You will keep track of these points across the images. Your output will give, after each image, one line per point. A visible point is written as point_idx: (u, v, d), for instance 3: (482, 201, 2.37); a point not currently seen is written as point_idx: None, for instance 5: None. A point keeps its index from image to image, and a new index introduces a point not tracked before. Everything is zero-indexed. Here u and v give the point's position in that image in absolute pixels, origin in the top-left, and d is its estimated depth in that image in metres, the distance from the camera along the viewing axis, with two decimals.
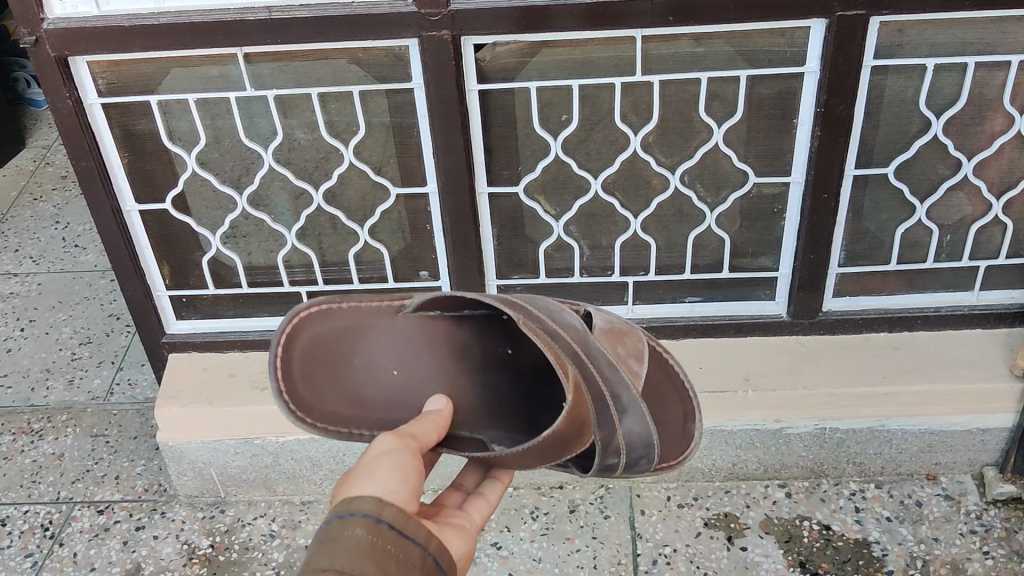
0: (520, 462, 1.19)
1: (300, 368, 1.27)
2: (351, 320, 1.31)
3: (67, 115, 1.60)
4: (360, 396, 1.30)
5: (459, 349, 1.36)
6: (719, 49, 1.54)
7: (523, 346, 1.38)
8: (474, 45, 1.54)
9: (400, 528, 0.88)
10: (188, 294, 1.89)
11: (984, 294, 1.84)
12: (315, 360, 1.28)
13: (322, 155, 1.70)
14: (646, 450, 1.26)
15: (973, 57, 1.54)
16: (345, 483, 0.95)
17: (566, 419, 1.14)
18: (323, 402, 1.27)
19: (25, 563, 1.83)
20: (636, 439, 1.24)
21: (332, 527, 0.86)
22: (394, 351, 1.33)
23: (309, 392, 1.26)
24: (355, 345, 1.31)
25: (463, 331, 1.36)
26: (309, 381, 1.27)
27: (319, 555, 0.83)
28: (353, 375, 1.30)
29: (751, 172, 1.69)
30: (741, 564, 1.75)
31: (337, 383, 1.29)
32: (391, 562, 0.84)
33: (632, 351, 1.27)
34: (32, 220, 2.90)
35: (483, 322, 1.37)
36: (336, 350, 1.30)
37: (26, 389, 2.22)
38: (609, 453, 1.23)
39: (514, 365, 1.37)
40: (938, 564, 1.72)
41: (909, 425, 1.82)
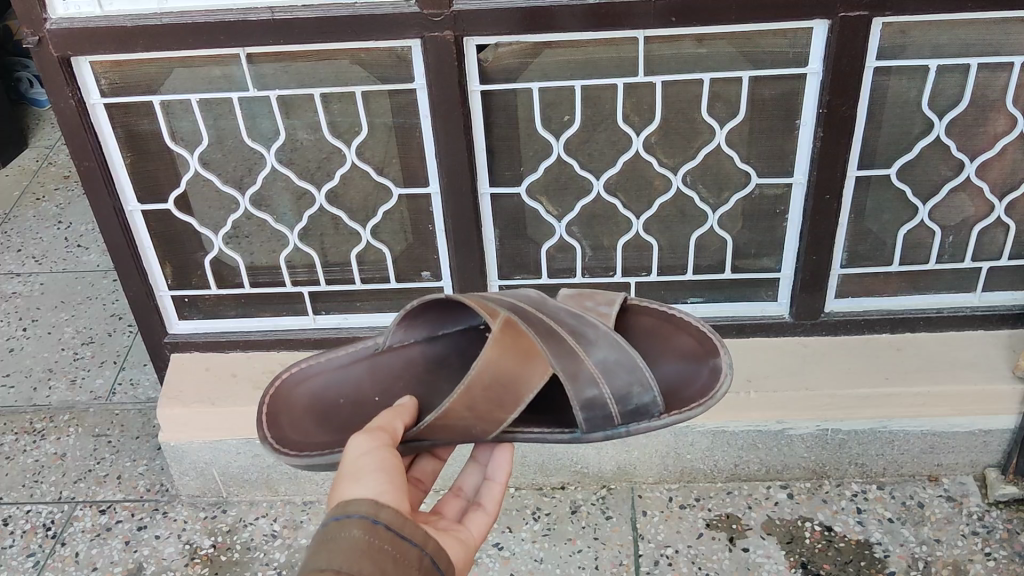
0: (482, 420, 1.16)
1: (288, 417, 1.28)
2: (334, 368, 1.35)
3: (68, 115, 1.60)
4: (347, 425, 1.26)
5: (441, 361, 1.34)
6: (721, 50, 1.54)
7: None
8: (477, 45, 1.53)
9: (397, 529, 0.87)
10: (190, 294, 1.89)
11: (986, 295, 1.84)
12: (303, 407, 1.30)
13: (324, 155, 1.70)
14: (631, 376, 1.14)
15: (975, 59, 1.54)
16: (341, 486, 0.95)
17: (491, 345, 1.17)
18: (309, 436, 1.24)
19: (26, 563, 1.83)
20: (612, 366, 1.14)
21: (330, 529, 0.86)
22: (378, 382, 1.32)
23: (296, 432, 1.25)
24: (338, 387, 1.32)
25: (442, 345, 1.36)
26: (296, 425, 1.27)
27: (318, 557, 0.83)
28: (341, 411, 1.29)
29: (753, 173, 1.69)
30: (743, 565, 1.74)
31: (325, 422, 1.27)
32: (389, 562, 0.85)
33: (603, 300, 1.24)
34: (35, 220, 2.90)
35: (463, 335, 1.37)
36: (323, 395, 1.31)
37: (28, 389, 2.22)
38: (583, 384, 1.13)
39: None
40: (940, 565, 1.72)
41: (911, 426, 1.82)
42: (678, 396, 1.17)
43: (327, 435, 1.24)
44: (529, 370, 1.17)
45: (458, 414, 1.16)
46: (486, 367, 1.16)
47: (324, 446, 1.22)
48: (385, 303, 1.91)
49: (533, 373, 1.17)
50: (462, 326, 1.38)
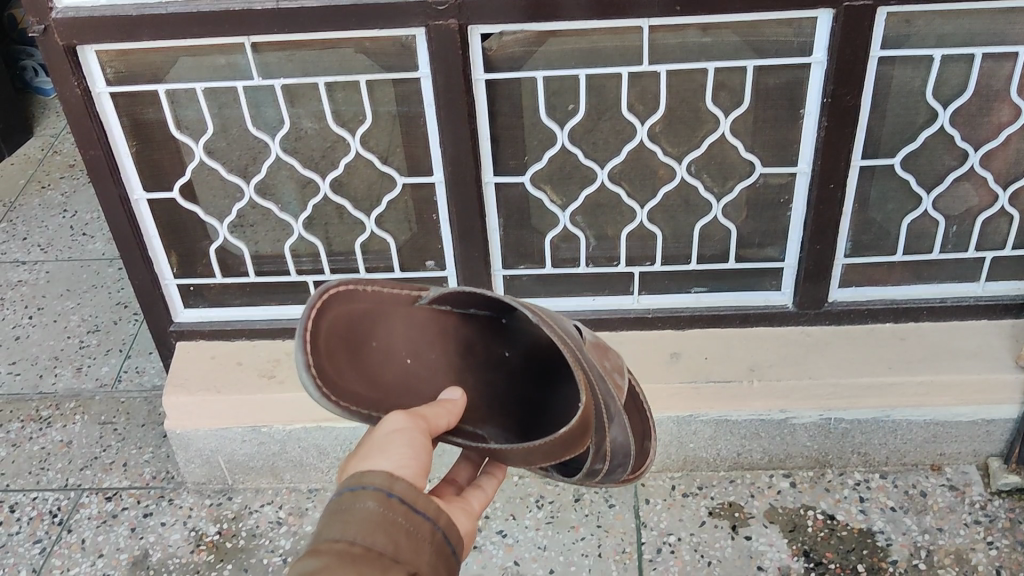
0: (525, 461, 1.18)
1: (326, 341, 1.12)
2: (373, 301, 1.21)
3: (74, 103, 1.60)
4: (376, 378, 1.18)
5: (466, 346, 1.32)
6: (725, 39, 1.54)
7: (519, 350, 1.37)
8: (480, 34, 1.53)
9: (411, 503, 0.88)
10: (195, 283, 1.90)
11: (989, 285, 1.84)
12: (338, 335, 1.14)
13: (329, 144, 1.71)
14: (623, 459, 1.28)
15: (981, 48, 1.54)
16: (357, 459, 0.96)
17: (579, 417, 1.13)
18: (346, 381, 1.13)
19: (33, 550, 1.85)
20: (619, 446, 1.26)
21: (344, 499, 0.86)
22: (408, 339, 1.25)
23: (335, 371, 1.12)
24: (371, 328, 1.21)
25: (469, 328, 1.33)
26: (334, 361, 1.13)
27: (332, 527, 0.84)
28: (371, 356, 1.19)
29: (757, 162, 1.69)
30: (745, 553, 1.75)
31: (356, 362, 1.16)
32: (403, 536, 0.85)
33: (614, 366, 1.31)
34: (40, 209, 2.91)
35: (486, 321, 1.35)
36: (358, 328, 1.18)
37: (34, 376, 2.24)
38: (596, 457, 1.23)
39: (509, 366, 1.35)
40: (942, 554, 1.72)
41: (914, 415, 1.83)
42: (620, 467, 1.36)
43: (359, 382, 1.15)
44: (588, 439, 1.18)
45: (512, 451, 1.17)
46: (563, 437, 1.14)
47: (358, 402, 1.13)
48: None
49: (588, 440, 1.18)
50: (489, 313, 1.35)
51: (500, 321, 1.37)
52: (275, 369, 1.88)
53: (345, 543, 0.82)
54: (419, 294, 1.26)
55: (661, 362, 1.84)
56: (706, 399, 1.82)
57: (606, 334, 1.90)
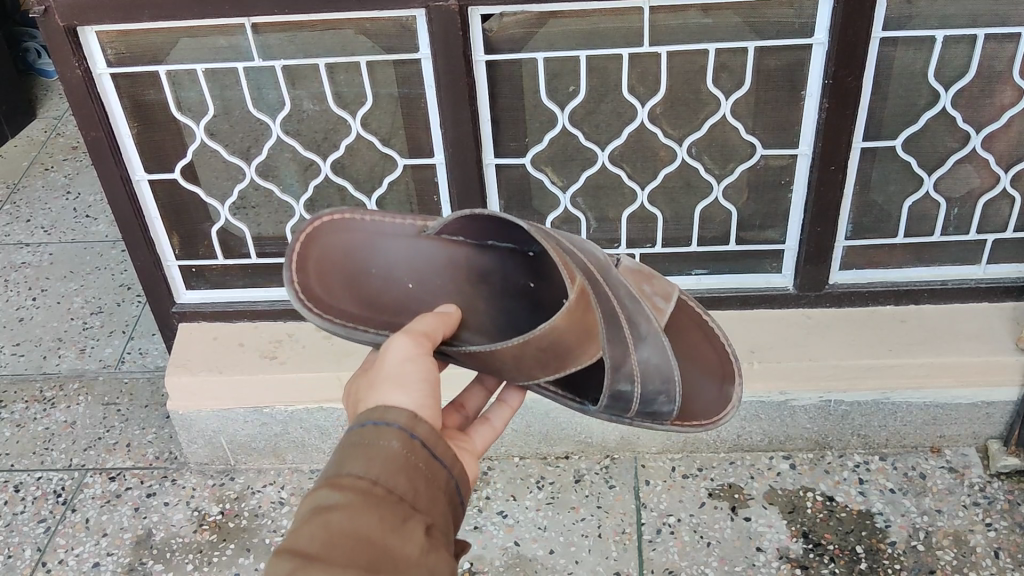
0: (521, 366, 1.16)
1: (316, 263, 1.21)
2: (374, 232, 1.27)
3: (75, 84, 1.60)
4: (370, 300, 1.23)
5: (479, 273, 1.31)
6: (727, 20, 1.54)
7: (547, 283, 1.32)
8: (482, 15, 1.53)
9: (433, 448, 0.87)
10: (197, 264, 1.91)
11: (991, 267, 1.83)
12: (334, 259, 1.23)
13: (330, 125, 1.71)
14: (663, 385, 1.19)
15: (983, 29, 1.53)
16: (378, 384, 0.93)
17: (563, 314, 1.14)
18: (331, 302, 1.19)
19: (37, 529, 1.86)
20: (656, 369, 1.18)
21: (368, 433, 0.85)
22: (414, 266, 1.28)
23: (322, 288, 1.19)
24: (375, 254, 1.27)
25: (488, 258, 1.32)
26: (324, 283, 1.20)
27: (356, 460, 0.82)
28: (370, 281, 1.24)
29: (758, 144, 1.69)
30: (745, 534, 1.76)
31: (351, 286, 1.22)
32: (423, 482, 0.84)
33: (660, 291, 1.25)
34: (43, 191, 2.92)
35: (510, 255, 1.34)
36: (357, 254, 1.25)
37: (38, 357, 2.25)
38: (622, 376, 1.16)
39: (535, 297, 1.31)
40: (941, 536, 1.73)
41: (914, 398, 1.83)
42: (688, 405, 1.26)
43: (349, 303, 1.21)
44: (585, 350, 1.16)
45: (502, 358, 1.15)
46: (547, 332, 1.14)
47: (343, 319, 1.18)
48: None
49: (586, 352, 1.16)
50: (513, 245, 1.34)
51: (530, 255, 1.34)
52: (277, 350, 1.89)
53: (369, 481, 0.80)
54: (424, 224, 1.29)
55: None
56: None
57: None
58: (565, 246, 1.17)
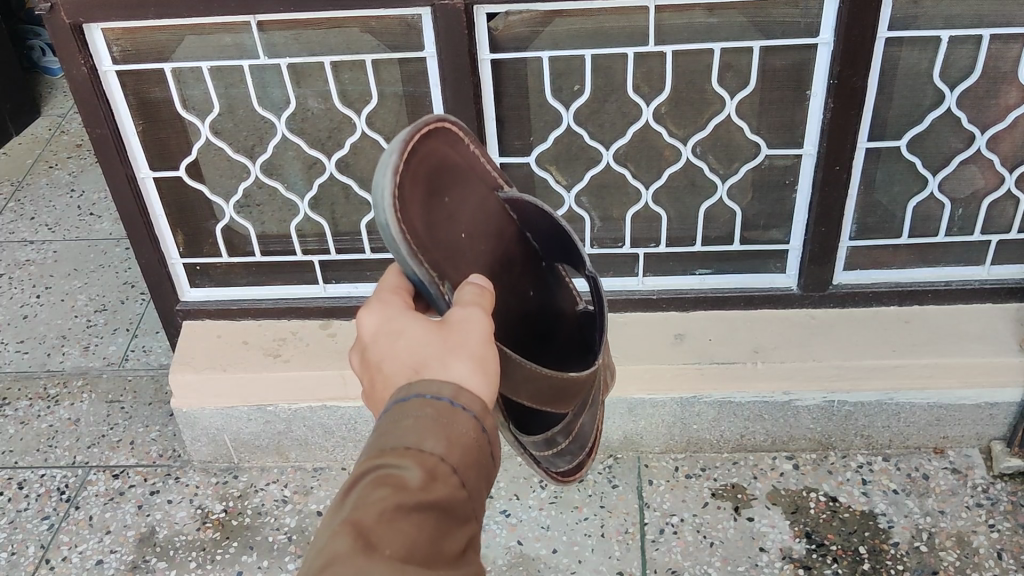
0: (517, 389, 1.06)
1: (416, 162, 0.99)
2: (466, 163, 1.09)
3: (81, 81, 1.61)
4: (436, 229, 1.00)
5: (507, 259, 1.17)
6: (732, 20, 1.54)
7: (541, 300, 1.24)
8: (487, 14, 1.53)
9: (495, 443, 0.82)
10: (201, 263, 1.91)
11: (995, 268, 1.83)
12: (429, 166, 1.01)
13: (335, 124, 1.71)
14: (576, 446, 1.22)
15: (988, 29, 1.53)
16: (459, 351, 0.84)
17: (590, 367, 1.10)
18: (410, 212, 0.95)
19: (41, 526, 1.87)
20: (582, 434, 1.23)
21: (444, 412, 0.79)
22: (474, 219, 1.10)
23: (410, 191, 0.96)
24: (453, 187, 1.07)
25: (515, 245, 1.19)
26: (413, 186, 0.97)
27: (431, 438, 0.76)
28: (441, 210, 1.03)
29: (762, 144, 1.69)
30: (748, 534, 1.76)
31: (428, 206, 1.00)
32: (481, 476, 0.80)
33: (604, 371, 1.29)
34: (47, 189, 2.92)
35: (530, 254, 1.22)
36: (444, 176, 1.05)
37: (42, 355, 2.25)
38: (561, 428, 1.18)
39: (528, 306, 1.21)
40: (944, 536, 1.73)
41: (918, 398, 1.83)
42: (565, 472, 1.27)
43: (421, 222, 0.98)
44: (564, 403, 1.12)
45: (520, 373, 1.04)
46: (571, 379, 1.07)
47: (412, 235, 0.93)
48: None
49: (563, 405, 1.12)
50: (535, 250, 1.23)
51: (541, 264, 1.25)
52: (280, 348, 1.89)
53: (440, 466, 0.75)
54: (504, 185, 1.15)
55: (665, 343, 1.84)
56: (710, 380, 1.82)
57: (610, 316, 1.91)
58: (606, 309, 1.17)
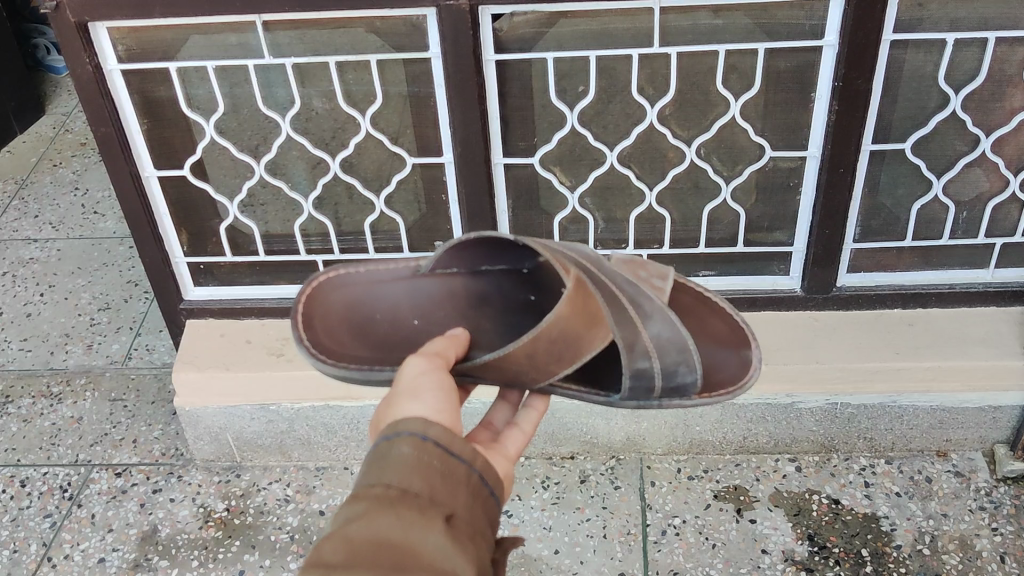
0: (537, 370, 1.16)
1: (321, 320, 1.27)
2: (373, 279, 1.35)
3: (86, 79, 1.61)
4: (379, 342, 1.27)
5: (481, 297, 1.33)
6: (737, 22, 1.54)
7: (547, 294, 1.34)
8: (492, 15, 1.53)
9: (446, 445, 0.86)
10: (205, 261, 1.91)
11: (999, 272, 1.83)
12: (337, 313, 1.29)
13: (339, 124, 1.71)
14: (680, 356, 1.14)
15: (994, 32, 1.53)
16: (396, 400, 0.95)
17: (565, 301, 1.13)
18: (344, 351, 1.23)
19: (44, 524, 1.87)
20: (670, 342, 1.14)
21: (382, 447, 0.86)
22: (416, 306, 1.33)
23: (334, 341, 1.24)
24: (377, 302, 1.32)
25: (485, 282, 1.35)
26: (332, 333, 1.26)
27: (370, 473, 0.84)
28: (377, 328, 1.29)
29: (767, 146, 1.69)
30: (750, 536, 1.76)
31: (360, 334, 1.27)
32: (438, 479, 0.84)
33: (654, 273, 1.21)
34: (51, 187, 2.93)
35: (507, 274, 1.36)
36: (360, 304, 1.31)
37: (45, 353, 2.25)
38: (637, 354, 1.13)
39: (537, 309, 1.32)
40: (947, 539, 1.73)
41: (921, 401, 1.83)
42: (711, 378, 1.18)
43: (359, 351, 1.24)
44: (596, 334, 1.15)
45: (515, 360, 1.14)
46: (555, 323, 1.13)
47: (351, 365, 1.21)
48: None
49: (597, 338, 1.15)
50: (508, 266, 1.36)
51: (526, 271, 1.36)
52: (284, 347, 1.90)
53: (381, 487, 0.82)
54: (419, 265, 1.36)
55: None
56: None
57: None
58: (554, 244, 1.17)
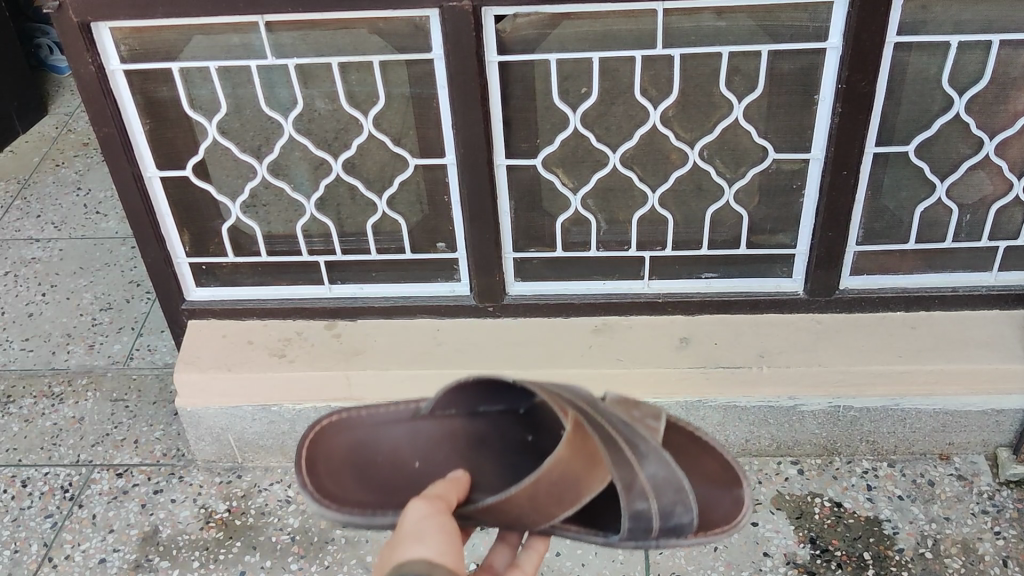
0: (539, 512, 1.19)
1: (323, 463, 1.32)
2: (375, 422, 1.41)
3: (89, 79, 1.61)
4: (381, 485, 1.31)
5: (478, 438, 1.39)
6: (740, 24, 1.54)
7: (543, 435, 1.40)
8: (495, 16, 1.53)
9: None
10: (207, 262, 1.91)
11: (1002, 275, 1.82)
12: (341, 455, 1.34)
13: (341, 125, 1.71)
14: (677, 495, 1.19)
15: (998, 34, 1.53)
16: (399, 541, 1.02)
17: (566, 443, 1.19)
18: (346, 493, 1.28)
19: (45, 524, 1.87)
20: (666, 481, 1.19)
21: None
22: (416, 448, 1.38)
23: (336, 485, 1.29)
24: (378, 446, 1.37)
25: (481, 423, 1.42)
26: (334, 476, 1.30)
27: None
28: (378, 469, 1.33)
29: (770, 148, 1.69)
30: (752, 539, 1.76)
31: (362, 476, 1.32)
32: None
33: (646, 412, 1.26)
34: (54, 187, 2.93)
35: (502, 415, 1.43)
36: (362, 450, 1.36)
37: (47, 353, 2.25)
38: (634, 496, 1.18)
39: (534, 450, 1.38)
40: (949, 543, 1.72)
41: (924, 404, 1.82)
42: (706, 516, 1.27)
43: (362, 493, 1.28)
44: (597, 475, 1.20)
45: (519, 503, 1.18)
46: (557, 463, 1.18)
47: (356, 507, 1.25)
48: (398, 274, 1.91)
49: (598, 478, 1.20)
50: (505, 407, 1.43)
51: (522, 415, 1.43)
52: (285, 348, 1.89)
53: None
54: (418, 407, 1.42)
55: (670, 347, 1.84)
56: (715, 384, 1.82)
57: (616, 319, 1.90)
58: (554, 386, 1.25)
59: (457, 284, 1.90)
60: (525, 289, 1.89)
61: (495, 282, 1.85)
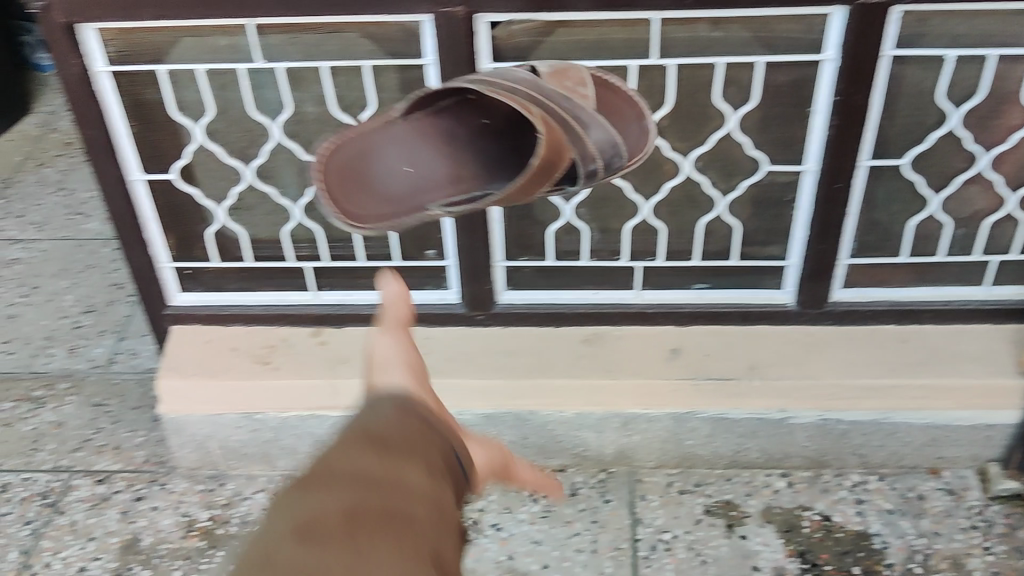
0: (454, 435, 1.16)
1: (333, 181, 1.32)
2: (361, 131, 1.36)
3: (74, 81, 1.58)
4: (390, 194, 1.36)
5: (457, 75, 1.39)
6: (736, 35, 1.52)
7: (499, 132, 1.46)
8: (488, 23, 1.51)
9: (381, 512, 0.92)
10: (192, 267, 1.88)
11: (995, 290, 1.81)
12: (346, 170, 1.33)
13: (330, 129, 1.68)
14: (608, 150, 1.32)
15: (995, 50, 1.52)
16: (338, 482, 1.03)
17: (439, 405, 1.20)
18: (369, 211, 1.33)
19: (23, 531, 1.83)
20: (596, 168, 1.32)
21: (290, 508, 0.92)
22: (403, 150, 1.39)
23: (354, 206, 1.32)
24: (374, 159, 1.36)
25: (446, 122, 1.43)
26: (350, 196, 1.33)
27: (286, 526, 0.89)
28: (382, 178, 1.36)
29: (764, 160, 1.67)
30: (741, 552, 1.74)
31: (370, 187, 1.35)
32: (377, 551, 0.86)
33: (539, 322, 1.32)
34: (36, 186, 2.88)
35: (462, 119, 1.45)
36: (361, 160, 1.35)
37: (27, 355, 2.22)
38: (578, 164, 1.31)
39: (493, 145, 1.45)
40: (938, 559, 1.72)
41: (914, 419, 1.81)
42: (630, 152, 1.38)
43: (380, 207, 1.35)
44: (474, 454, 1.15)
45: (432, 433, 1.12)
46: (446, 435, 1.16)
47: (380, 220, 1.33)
48: None
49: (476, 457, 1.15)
50: (454, 96, 1.44)
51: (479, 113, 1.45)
52: (270, 354, 1.87)
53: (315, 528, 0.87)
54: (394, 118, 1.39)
55: (660, 358, 1.82)
56: (706, 395, 1.80)
57: (607, 328, 1.88)
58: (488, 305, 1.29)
59: (446, 292, 1.88)
60: (515, 297, 1.86)
61: (484, 290, 1.83)
